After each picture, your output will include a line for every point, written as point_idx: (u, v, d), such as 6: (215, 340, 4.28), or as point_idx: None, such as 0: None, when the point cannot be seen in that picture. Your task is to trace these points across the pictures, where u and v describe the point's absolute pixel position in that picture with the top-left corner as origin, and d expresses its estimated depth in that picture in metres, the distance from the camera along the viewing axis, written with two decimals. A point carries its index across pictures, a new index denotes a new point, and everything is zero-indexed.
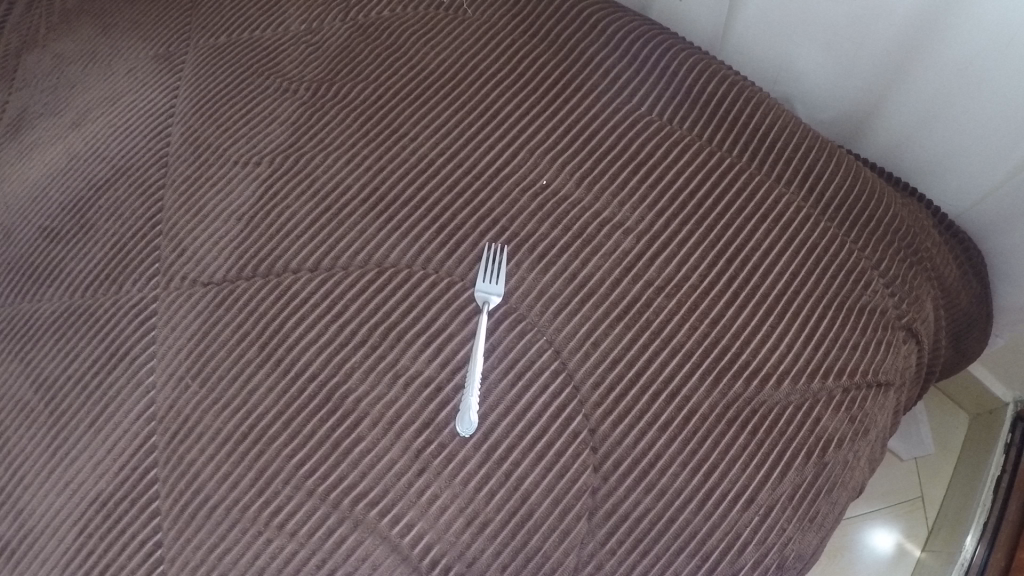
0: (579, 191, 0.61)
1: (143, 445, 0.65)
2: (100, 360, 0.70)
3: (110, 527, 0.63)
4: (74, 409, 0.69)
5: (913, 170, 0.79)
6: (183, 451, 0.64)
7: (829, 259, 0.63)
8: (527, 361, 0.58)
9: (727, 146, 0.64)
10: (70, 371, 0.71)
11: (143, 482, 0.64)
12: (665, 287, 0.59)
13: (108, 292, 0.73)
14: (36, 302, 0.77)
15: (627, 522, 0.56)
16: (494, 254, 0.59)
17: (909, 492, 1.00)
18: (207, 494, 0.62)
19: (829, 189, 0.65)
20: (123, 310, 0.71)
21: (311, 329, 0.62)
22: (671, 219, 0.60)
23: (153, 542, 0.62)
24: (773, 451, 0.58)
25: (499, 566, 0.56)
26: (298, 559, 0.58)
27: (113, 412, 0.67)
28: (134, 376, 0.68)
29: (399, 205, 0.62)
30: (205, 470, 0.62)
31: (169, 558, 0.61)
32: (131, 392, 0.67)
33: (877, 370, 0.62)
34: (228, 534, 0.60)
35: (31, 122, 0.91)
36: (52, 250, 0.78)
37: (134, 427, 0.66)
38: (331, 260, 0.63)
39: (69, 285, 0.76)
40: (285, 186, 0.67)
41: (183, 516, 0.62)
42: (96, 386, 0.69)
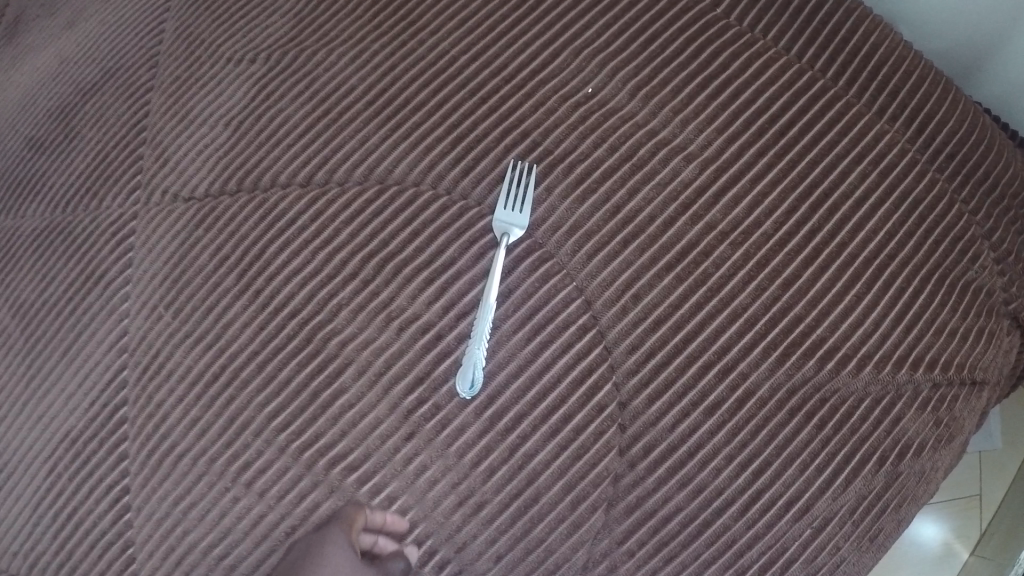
0: (632, 104, 0.49)
1: (115, 379, 0.56)
2: (74, 282, 0.60)
3: (77, 470, 0.55)
4: (42, 335, 0.60)
5: None
6: (153, 389, 0.54)
7: (934, 220, 0.50)
8: (545, 311, 0.47)
9: (820, 66, 0.51)
10: (41, 291, 0.62)
11: (112, 421, 0.55)
12: (730, 233, 0.48)
13: (88, 206, 0.64)
14: (16, 220, 0.67)
15: (653, 520, 0.46)
16: (520, 174, 0.48)
17: (964, 486, 0.74)
18: (175, 441, 0.53)
19: (941, 133, 0.51)
20: (102, 226, 0.62)
21: (297, 254, 0.52)
22: (742, 151, 0.49)
23: (119, 488, 0.53)
24: (841, 452, 0.46)
25: (493, 556, 0.46)
26: (266, 524, 0.50)
27: (83, 340, 0.58)
28: (109, 302, 0.58)
29: (410, 110, 0.51)
30: (175, 413, 0.53)
31: (136, 506, 0.53)
32: (104, 319, 0.58)
33: (975, 365, 0.49)
34: (194, 487, 0.51)
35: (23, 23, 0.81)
36: (36, 162, 0.69)
37: (105, 359, 0.57)
38: (325, 174, 0.52)
39: (51, 200, 0.66)
40: (278, 82, 0.56)
41: (151, 463, 0.53)
42: (68, 311, 0.60)
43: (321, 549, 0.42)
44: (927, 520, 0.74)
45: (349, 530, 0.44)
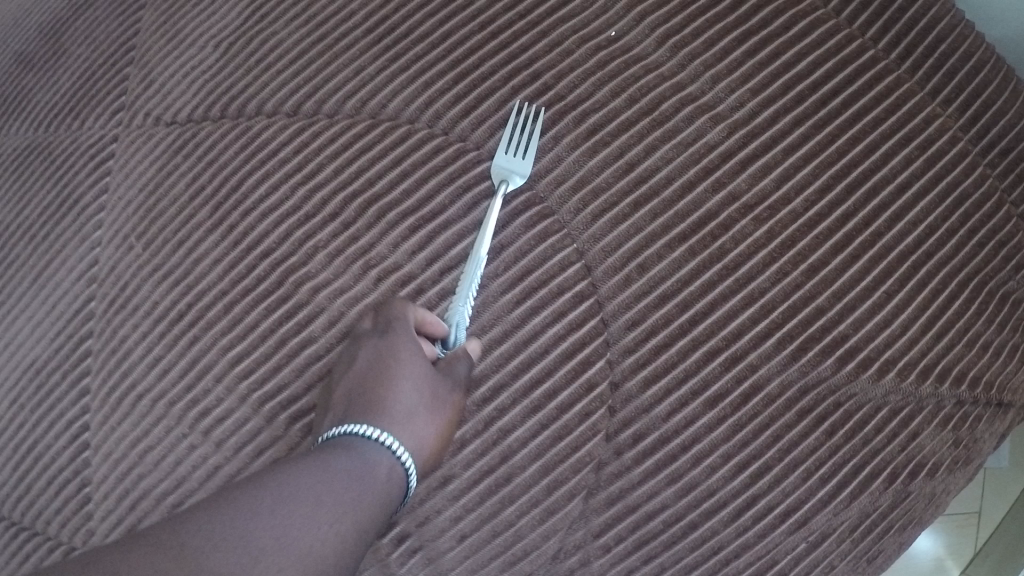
0: (659, 54, 0.44)
1: (81, 310, 0.52)
2: (47, 203, 0.56)
3: (38, 401, 0.51)
4: (12, 259, 0.56)
5: None
6: (118, 324, 0.50)
7: (982, 217, 0.45)
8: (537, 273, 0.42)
9: (872, 33, 0.46)
10: (15, 213, 0.57)
11: (76, 354, 0.51)
12: (754, 207, 0.43)
13: (70, 127, 0.59)
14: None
15: (634, 515, 0.42)
16: (526, 118, 0.43)
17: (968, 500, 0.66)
18: (135, 380, 0.48)
19: (1000, 122, 0.46)
20: (82, 148, 0.57)
21: (276, 190, 0.47)
22: (776, 118, 0.44)
23: (79, 425, 0.49)
24: (851, 462, 0.42)
25: (455, 536, 0.42)
26: (220, 477, 0.46)
27: (52, 266, 0.54)
28: (81, 228, 0.54)
29: (413, 41, 0.46)
30: (138, 350, 0.49)
31: (94, 445, 0.48)
32: (75, 246, 0.54)
33: (1006, 385, 0.44)
34: (151, 431, 0.48)
35: None
36: (22, 77, 0.64)
37: (73, 289, 0.52)
38: (314, 105, 0.47)
39: (34, 119, 0.62)
40: (275, 3, 0.51)
41: (110, 400, 0.49)
42: (40, 233, 0.55)
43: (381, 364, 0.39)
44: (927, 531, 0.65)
45: (409, 340, 0.40)
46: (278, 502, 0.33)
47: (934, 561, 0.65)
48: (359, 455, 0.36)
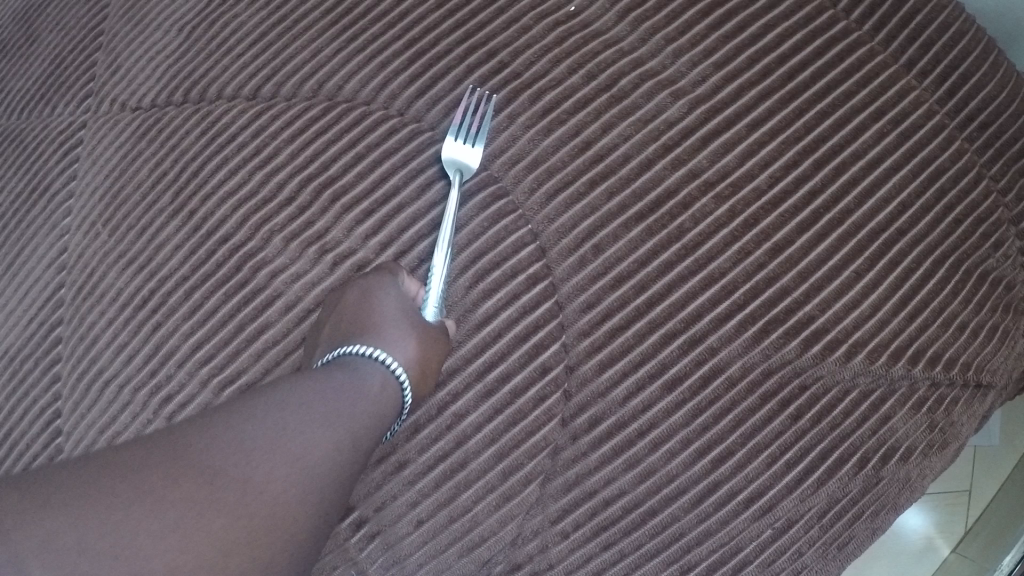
0: (617, 31, 0.44)
1: (52, 298, 0.51)
2: (16, 190, 0.56)
3: (19, 388, 0.50)
4: None
5: None
6: (85, 311, 0.50)
7: (954, 196, 0.44)
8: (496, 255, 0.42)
9: (838, 9, 0.45)
10: None
11: (47, 341, 0.50)
12: (715, 186, 0.42)
13: (41, 114, 0.59)
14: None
15: (593, 501, 0.41)
16: (477, 104, 0.42)
17: (955, 478, 0.65)
18: (100, 367, 0.48)
19: (973, 98, 0.45)
20: (51, 136, 0.57)
21: (235, 173, 0.47)
22: (738, 96, 0.43)
23: (53, 412, 0.49)
24: (815, 448, 0.41)
25: (413, 522, 0.41)
26: None
27: (23, 257, 0.53)
28: (50, 216, 0.53)
29: (370, 21, 0.45)
30: (104, 336, 0.48)
31: (67, 431, 0.48)
32: (45, 235, 0.53)
33: (982, 367, 0.43)
34: (114, 418, 0.47)
35: None
36: None
37: (45, 276, 0.52)
38: (273, 87, 0.47)
39: (5, 107, 0.61)
40: None
41: (80, 386, 0.48)
42: (12, 221, 0.55)
43: (369, 298, 0.40)
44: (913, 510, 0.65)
45: (392, 284, 0.41)
46: (272, 415, 0.35)
47: (923, 539, 0.65)
48: (350, 371, 0.38)
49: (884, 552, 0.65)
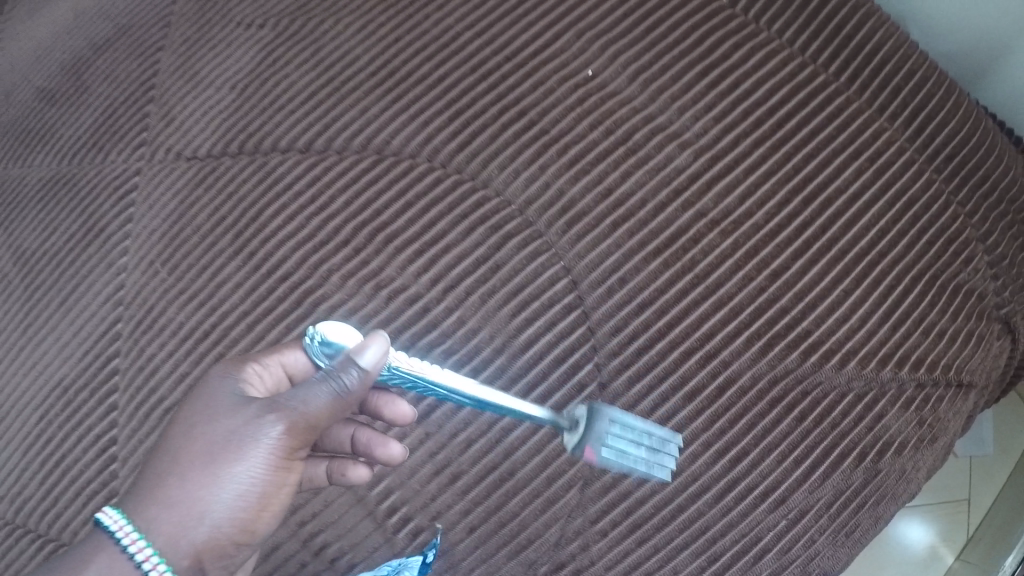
0: (631, 89, 0.49)
1: (108, 331, 0.56)
2: (72, 232, 0.61)
3: (66, 416, 0.56)
4: (45, 285, 0.60)
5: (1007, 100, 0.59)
6: (145, 342, 0.55)
7: (927, 220, 0.50)
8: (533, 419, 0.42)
9: (823, 61, 0.50)
10: (45, 244, 0.62)
11: (102, 372, 0.56)
12: (721, 222, 0.48)
13: (93, 161, 0.63)
14: (22, 168, 0.68)
15: (627, 501, 0.47)
16: (659, 440, 0.44)
17: (953, 487, 0.71)
18: (162, 394, 0.54)
19: (940, 134, 0.51)
20: (104, 182, 0.61)
21: (290, 222, 0.53)
22: (737, 142, 0.49)
23: (107, 439, 0.54)
24: (818, 446, 0.47)
25: (465, 528, 0.47)
26: None
27: (80, 292, 0.58)
28: (108, 255, 0.59)
29: (412, 82, 0.51)
30: (165, 366, 0.54)
31: (121, 457, 0.53)
32: (101, 272, 0.58)
33: (961, 367, 0.49)
34: None
35: None
36: (47, 113, 0.69)
37: (101, 313, 0.57)
38: (325, 141, 0.52)
39: (57, 152, 0.66)
40: (286, 51, 0.56)
41: (138, 414, 0.54)
42: (71, 262, 0.60)
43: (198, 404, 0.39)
44: (916, 521, 0.71)
45: (229, 384, 0.40)
46: None
47: (927, 548, 0.70)
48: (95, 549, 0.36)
49: (891, 561, 0.70)
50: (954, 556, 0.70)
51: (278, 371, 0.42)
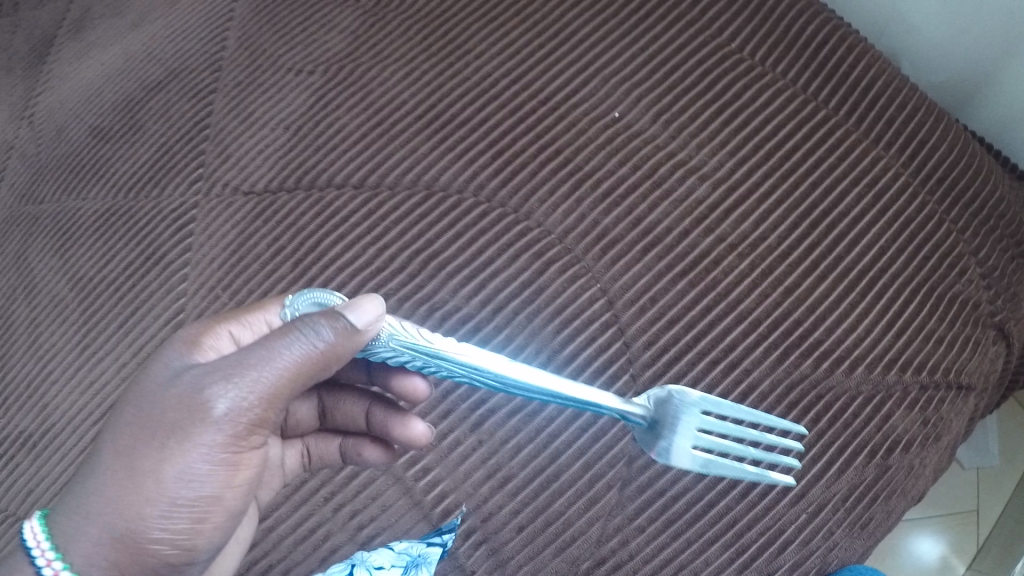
0: (655, 128, 0.55)
1: None
2: (129, 259, 0.65)
3: None
4: (103, 310, 0.64)
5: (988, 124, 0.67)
6: None
7: (923, 237, 0.55)
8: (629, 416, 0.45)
9: (824, 97, 0.56)
10: (104, 272, 0.66)
11: None
12: (739, 245, 0.53)
13: (149, 195, 0.68)
14: (76, 200, 0.72)
15: (662, 499, 0.52)
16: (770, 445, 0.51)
17: (962, 500, 0.77)
18: None
19: (931, 158, 0.57)
20: (162, 214, 0.66)
21: (349, 250, 0.57)
22: (750, 174, 0.54)
23: None
24: (834, 445, 0.52)
25: (515, 527, 0.52)
26: (307, 489, 0.54)
27: (139, 314, 0.63)
28: (167, 281, 0.63)
29: (456, 124, 0.57)
30: None
31: None
32: (161, 298, 0.62)
33: (960, 370, 0.54)
34: None
35: (94, 20, 0.86)
36: (100, 148, 0.74)
37: (155, 333, 0.62)
38: (377, 178, 0.58)
39: (112, 185, 0.71)
40: (337, 96, 0.62)
41: None
42: (129, 289, 0.64)
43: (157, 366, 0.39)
44: (929, 532, 0.77)
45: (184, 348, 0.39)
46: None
47: (940, 558, 0.76)
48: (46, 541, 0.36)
49: (910, 575, 0.75)
50: (966, 565, 0.75)
51: (262, 327, 0.42)
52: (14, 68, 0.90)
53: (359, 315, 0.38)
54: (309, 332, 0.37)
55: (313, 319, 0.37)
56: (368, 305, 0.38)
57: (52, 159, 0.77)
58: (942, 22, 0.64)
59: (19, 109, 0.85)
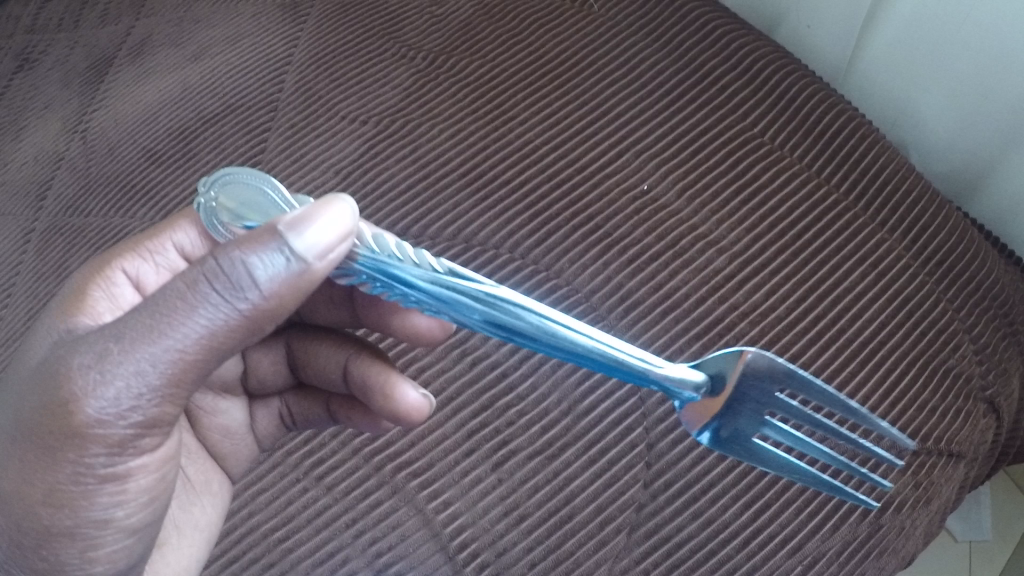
0: (679, 202, 0.61)
1: None
2: None
3: None
4: None
5: (986, 211, 0.73)
6: None
7: (920, 314, 0.59)
8: (682, 390, 0.43)
9: (835, 181, 0.62)
10: None
11: None
12: (750, 313, 0.57)
13: None
14: (126, 219, 0.74)
15: (667, 545, 0.54)
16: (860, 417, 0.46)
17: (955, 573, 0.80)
18: None
19: (931, 242, 0.61)
20: None
21: None
22: (763, 250, 0.60)
23: None
24: (828, 503, 0.55)
25: (528, 563, 0.54)
26: (330, 514, 0.57)
27: None
28: None
29: (496, 185, 0.63)
30: None
31: None
32: None
33: (951, 439, 0.57)
34: (269, 475, 0.59)
35: (153, 48, 0.88)
36: (153, 172, 0.77)
37: None
38: (420, 228, 0.62)
39: (161, 208, 0.73)
40: (386, 149, 0.66)
41: None
42: None
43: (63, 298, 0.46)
44: None
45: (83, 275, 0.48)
46: None
47: None
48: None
49: None
50: None
51: (163, 256, 0.50)
52: (70, 90, 0.91)
53: (309, 245, 0.37)
54: (226, 289, 0.36)
55: (232, 264, 0.36)
56: (321, 220, 0.37)
57: (103, 176, 0.80)
58: (948, 118, 0.71)
59: (72, 125, 0.87)
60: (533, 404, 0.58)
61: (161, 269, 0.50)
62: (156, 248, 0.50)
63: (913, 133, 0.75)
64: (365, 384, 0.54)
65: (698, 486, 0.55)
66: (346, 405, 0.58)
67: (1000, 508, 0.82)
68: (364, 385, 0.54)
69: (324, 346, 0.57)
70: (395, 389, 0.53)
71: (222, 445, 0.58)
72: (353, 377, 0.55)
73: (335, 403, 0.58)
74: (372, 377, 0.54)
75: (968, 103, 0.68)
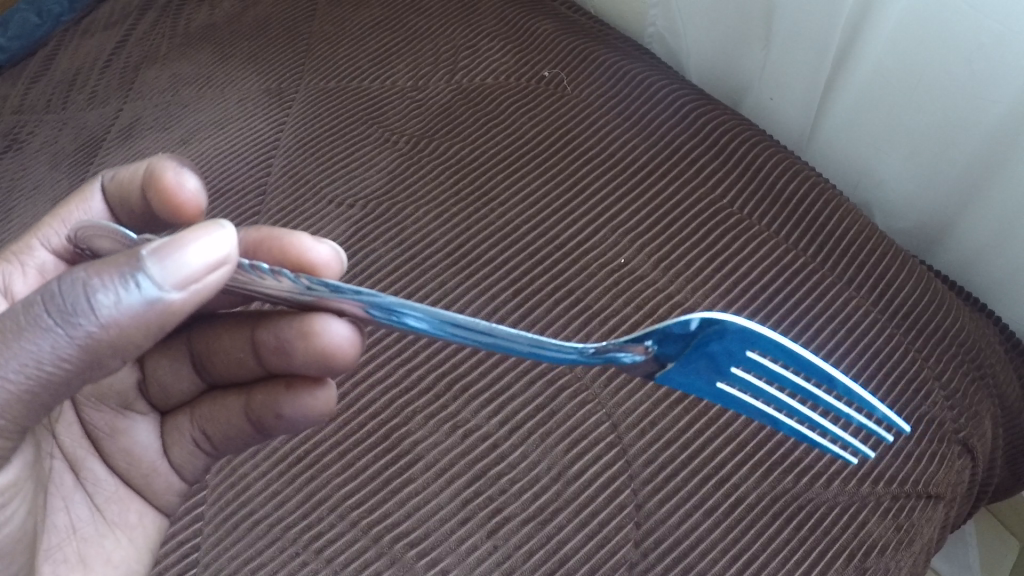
0: (655, 273, 0.65)
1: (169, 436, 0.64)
2: None
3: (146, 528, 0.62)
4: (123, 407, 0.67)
5: (948, 255, 0.77)
6: (238, 464, 0.64)
7: (891, 365, 0.62)
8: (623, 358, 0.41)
9: (802, 245, 0.67)
10: None
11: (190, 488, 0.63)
12: None
13: None
14: None
15: None
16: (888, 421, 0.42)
17: None
18: (252, 508, 0.61)
19: (898, 296, 0.65)
20: None
21: None
22: (737, 313, 0.63)
23: (190, 545, 0.60)
24: (816, 549, 0.56)
25: None
26: None
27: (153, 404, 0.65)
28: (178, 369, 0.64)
29: (481, 263, 0.66)
30: (256, 485, 0.62)
31: (204, 562, 0.59)
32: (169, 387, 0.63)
33: (927, 481, 0.59)
34: (266, 549, 0.59)
35: (142, 131, 0.91)
36: None
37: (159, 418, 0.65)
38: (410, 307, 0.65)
39: None
40: (375, 230, 0.70)
41: (224, 526, 0.61)
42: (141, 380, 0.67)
43: None
44: None
45: None
46: None
47: None
48: None
49: None
50: None
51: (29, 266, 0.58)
52: (60, 172, 0.93)
53: (164, 275, 0.38)
54: (73, 318, 0.38)
55: (77, 287, 0.37)
56: (189, 250, 0.38)
57: None
58: (904, 176, 0.76)
59: None
60: (524, 471, 0.60)
61: (29, 272, 0.58)
62: (24, 258, 0.58)
63: (875, 194, 0.80)
64: (282, 346, 0.53)
65: (686, 542, 0.57)
66: (271, 398, 0.57)
67: (987, 543, 0.85)
68: (280, 337, 0.53)
69: (220, 333, 0.57)
70: (313, 326, 0.51)
71: (130, 470, 0.60)
72: (262, 346, 0.55)
73: (258, 402, 0.58)
74: (287, 329, 0.52)
75: (927, 164, 0.73)
